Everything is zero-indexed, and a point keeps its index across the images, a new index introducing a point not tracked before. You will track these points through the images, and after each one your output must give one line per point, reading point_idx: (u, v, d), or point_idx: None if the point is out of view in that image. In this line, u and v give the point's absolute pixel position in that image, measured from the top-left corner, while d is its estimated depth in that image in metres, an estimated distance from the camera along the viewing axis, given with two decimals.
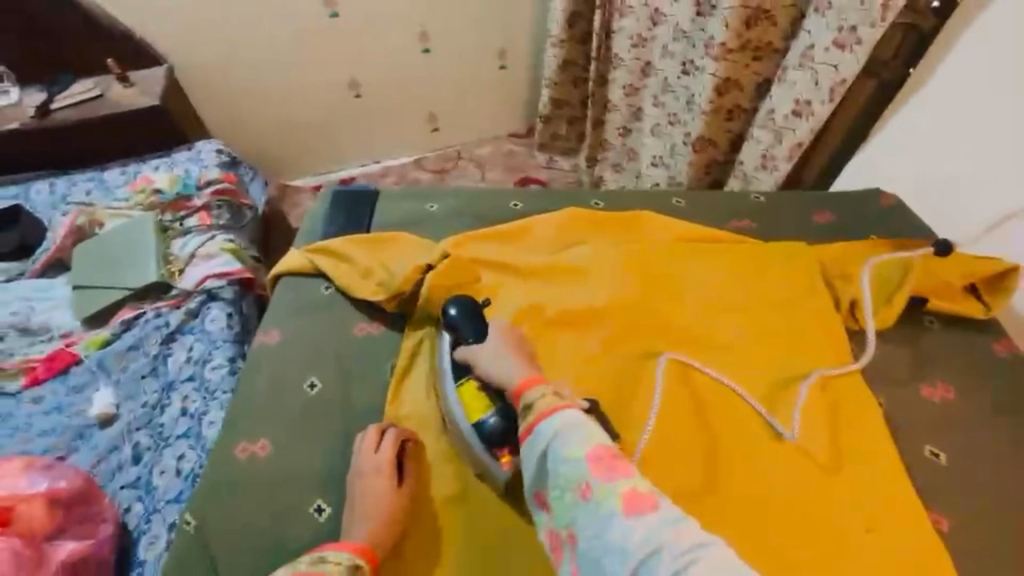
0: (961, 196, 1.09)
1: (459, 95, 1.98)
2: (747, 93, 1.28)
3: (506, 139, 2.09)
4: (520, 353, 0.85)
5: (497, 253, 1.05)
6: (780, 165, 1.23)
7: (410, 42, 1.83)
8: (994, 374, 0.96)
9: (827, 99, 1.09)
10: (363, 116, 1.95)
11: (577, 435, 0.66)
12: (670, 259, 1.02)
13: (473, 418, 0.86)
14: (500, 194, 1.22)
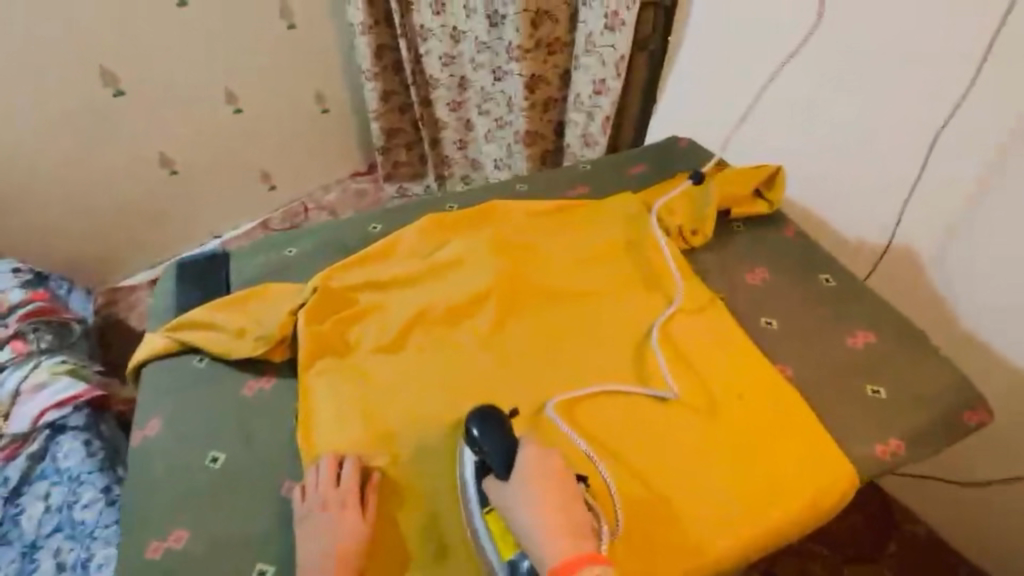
0: (720, 112, 1.31)
1: (286, 152, 2.14)
2: (554, 85, 1.86)
3: (350, 179, 2.32)
4: (567, 514, 0.68)
5: (367, 274, 1.00)
6: (598, 138, 1.72)
7: (218, 103, 1.94)
8: (798, 253, 1.06)
9: (615, 74, 1.57)
10: (185, 191, 2.01)
11: None
12: (527, 237, 1.05)
13: (505, 556, 0.70)
14: (360, 220, 1.14)
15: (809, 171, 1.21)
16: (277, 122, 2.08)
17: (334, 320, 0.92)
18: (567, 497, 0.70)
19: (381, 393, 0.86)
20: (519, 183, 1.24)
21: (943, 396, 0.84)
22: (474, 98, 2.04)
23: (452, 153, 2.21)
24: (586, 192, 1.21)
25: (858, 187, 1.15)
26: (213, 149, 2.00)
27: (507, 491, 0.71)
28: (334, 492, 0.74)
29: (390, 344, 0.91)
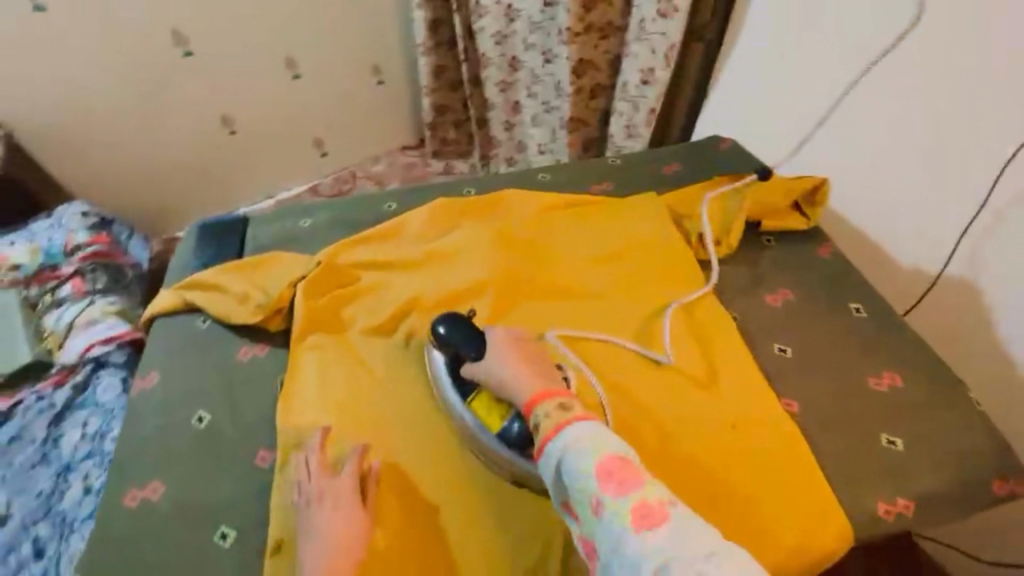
0: (776, 123, 1.22)
1: (339, 121, 2.16)
2: (603, 71, 1.78)
3: (399, 151, 2.31)
4: (529, 363, 0.74)
5: (372, 253, 1.00)
6: (642, 130, 1.62)
7: (279, 69, 1.99)
8: (831, 276, 0.96)
9: (664, 64, 1.48)
10: (240, 151, 2.08)
11: (583, 450, 0.60)
12: (537, 229, 1.01)
13: (494, 427, 0.75)
14: (376, 198, 1.15)
15: (865, 184, 1.09)
16: (332, 91, 2.10)
17: (331, 296, 0.93)
18: (528, 354, 0.76)
19: (366, 373, 0.86)
20: (542, 173, 1.20)
21: (970, 460, 0.74)
22: (524, 80, 1.97)
23: (499, 134, 2.15)
24: (608, 189, 1.16)
25: (918, 206, 1.03)
26: (270, 115, 2.05)
27: (479, 367, 0.76)
28: (327, 486, 0.72)
29: (383, 325, 0.91)
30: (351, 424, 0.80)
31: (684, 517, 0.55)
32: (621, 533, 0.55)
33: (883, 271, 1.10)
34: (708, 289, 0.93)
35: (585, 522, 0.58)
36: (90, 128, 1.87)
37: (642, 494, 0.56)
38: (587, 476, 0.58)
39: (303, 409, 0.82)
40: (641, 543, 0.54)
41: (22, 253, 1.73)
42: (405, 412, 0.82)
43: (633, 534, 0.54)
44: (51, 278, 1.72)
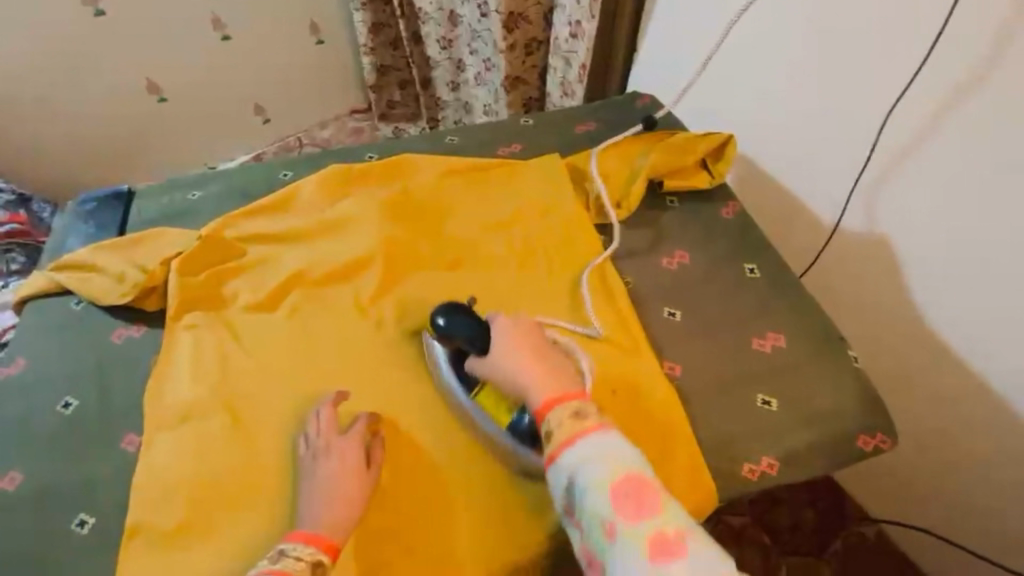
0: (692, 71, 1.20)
1: (279, 84, 1.98)
2: (536, 27, 1.65)
3: (347, 115, 2.11)
4: (542, 359, 0.71)
5: (259, 226, 0.95)
6: (575, 87, 1.53)
7: (205, 30, 1.81)
8: (733, 236, 0.94)
9: (590, 16, 1.40)
10: (171, 121, 1.89)
11: (598, 467, 0.61)
12: (435, 196, 0.97)
13: (504, 420, 0.76)
14: (272, 166, 1.09)
15: (770, 140, 1.10)
16: (266, 50, 1.91)
17: (210, 273, 0.89)
18: (541, 347, 0.73)
19: (244, 351, 0.83)
20: (450, 135, 1.14)
21: (838, 418, 0.75)
22: (462, 37, 1.81)
23: (445, 95, 1.99)
24: (517, 151, 1.11)
25: (816, 160, 1.04)
26: (198, 82, 1.87)
27: (486, 363, 0.74)
28: (335, 442, 0.73)
29: (265, 302, 0.87)
30: (222, 403, 0.78)
31: (697, 551, 0.57)
32: (633, 562, 0.57)
33: (787, 232, 1.14)
34: (601, 254, 0.90)
35: (592, 540, 0.60)
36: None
37: (659, 523, 0.58)
38: (600, 497, 0.60)
39: (173, 390, 0.79)
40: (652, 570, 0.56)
41: None
42: (280, 389, 0.80)
43: (647, 563, 0.56)
44: None
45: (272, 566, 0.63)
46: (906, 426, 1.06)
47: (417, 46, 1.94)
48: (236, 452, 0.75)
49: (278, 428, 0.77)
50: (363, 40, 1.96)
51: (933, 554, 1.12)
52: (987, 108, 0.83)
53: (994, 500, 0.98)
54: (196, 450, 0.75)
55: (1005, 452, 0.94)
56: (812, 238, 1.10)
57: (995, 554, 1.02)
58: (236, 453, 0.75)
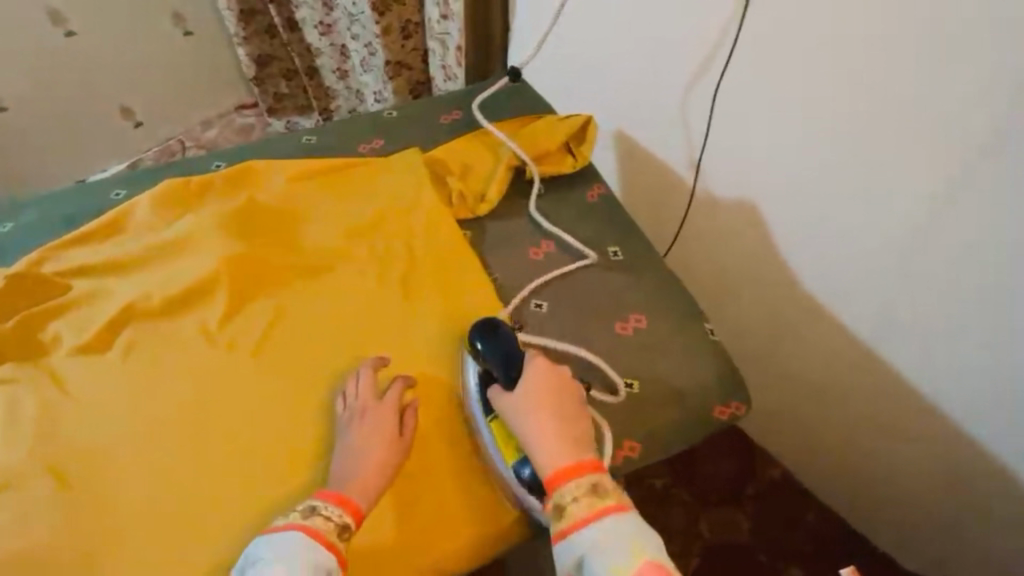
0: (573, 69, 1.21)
1: (143, 82, 1.77)
2: (410, 8, 1.51)
3: (235, 112, 1.93)
4: (571, 423, 0.69)
5: (87, 256, 0.85)
6: (455, 71, 1.40)
7: (42, 27, 1.57)
8: (599, 221, 0.94)
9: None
10: (18, 132, 1.65)
11: (619, 549, 0.61)
12: (286, 204, 0.90)
13: (508, 462, 0.71)
14: (103, 185, 0.98)
15: (627, 107, 1.15)
16: (122, 45, 1.70)
17: (23, 316, 0.79)
18: (575, 412, 0.70)
19: (117, 393, 0.75)
20: (308, 135, 1.07)
21: (694, 390, 0.78)
22: (342, 24, 1.64)
23: (334, 83, 1.82)
24: (379, 147, 1.05)
25: (672, 129, 1.09)
26: (40, 85, 1.62)
27: (513, 403, 0.71)
28: (374, 405, 0.73)
29: (93, 343, 0.78)
30: (161, 459, 0.72)
31: None
32: None
33: (653, 198, 1.21)
34: (466, 251, 0.88)
35: None
36: None
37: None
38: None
39: (110, 449, 0.72)
40: None
41: None
42: (196, 432, 0.74)
43: None
44: None
45: (304, 521, 0.65)
46: (796, 375, 1.15)
47: (295, 33, 1.75)
48: (171, 505, 0.69)
49: (194, 491, 0.70)
50: (234, 30, 1.76)
51: (827, 482, 1.23)
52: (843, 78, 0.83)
53: (852, 422, 1.10)
54: (133, 504, 0.69)
55: (856, 385, 1.05)
56: (670, 202, 1.18)
57: (873, 479, 1.13)
58: (144, 526, 0.68)
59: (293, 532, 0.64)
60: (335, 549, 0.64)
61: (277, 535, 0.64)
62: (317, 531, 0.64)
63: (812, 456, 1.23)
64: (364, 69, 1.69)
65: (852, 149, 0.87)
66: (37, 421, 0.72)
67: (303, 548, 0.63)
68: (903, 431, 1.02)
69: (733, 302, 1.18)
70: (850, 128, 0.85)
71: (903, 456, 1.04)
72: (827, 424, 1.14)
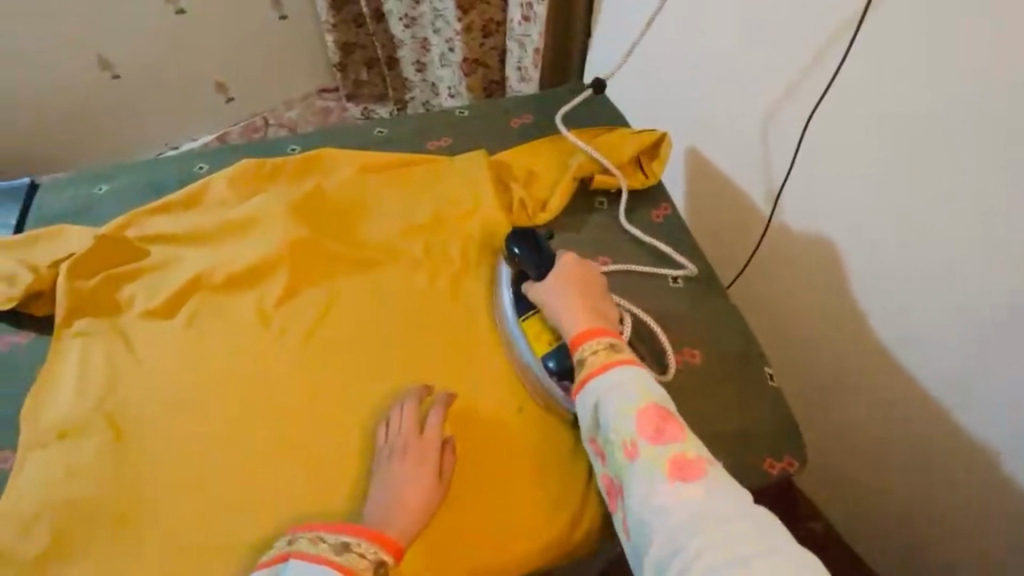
0: (652, 76, 1.16)
1: (239, 61, 1.88)
2: (493, 7, 1.51)
3: (317, 95, 2.03)
4: (589, 297, 0.74)
5: (165, 225, 0.90)
6: (531, 74, 1.38)
7: (157, 4, 1.68)
8: (660, 244, 0.90)
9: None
10: (125, 100, 1.78)
11: (626, 391, 0.66)
12: (350, 193, 0.92)
13: (539, 353, 0.76)
14: (187, 158, 1.04)
15: (706, 125, 1.09)
16: (224, 25, 1.80)
17: (103, 276, 0.84)
18: (594, 291, 0.76)
19: (139, 409, 0.76)
20: (378, 126, 1.09)
21: (744, 436, 0.73)
22: (426, 18, 1.66)
23: (411, 76, 1.85)
24: (446, 145, 1.05)
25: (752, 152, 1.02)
26: (150, 56, 1.75)
27: (539, 288, 0.76)
28: (415, 442, 0.71)
29: (160, 309, 0.83)
30: (191, 483, 0.72)
31: (718, 479, 0.60)
32: (655, 479, 0.61)
33: (719, 222, 1.15)
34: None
35: (618, 465, 0.65)
36: None
37: (682, 447, 0.62)
38: (626, 419, 0.65)
39: (140, 471, 0.72)
40: (671, 491, 0.60)
41: None
42: (235, 425, 0.75)
43: (667, 484, 0.60)
44: None
45: (338, 557, 0.62)
46: (854, 432, 1.05)
47: (381, 24, 1.79)
48: (200, 530, 0.69)
49: (225, 478, 0.72)
50: (325, 18, 1.82)
51: (878, 554, 1.13)
52: (965, 118, 0.74)
53: (918, 495, 0.99)
54: (162, 527, 0.69)
55: (930, 458, 0.94)
56: (738, 228, 1.11)
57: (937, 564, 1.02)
58: (178, 499, 0.71)
59: (322, 569, 0.61)
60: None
61: (306, 566, 0.61)
62: (349, 569, 0.61)
63: (865, 524, 1.12)
64: (442, 63, 1.71)
65: (960, 199, 0.77)
66: (103, 376, 0.77)
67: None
68: (981, 516, 0.90)
69: (795, 344, 1.10)
70: (970, 179, 0.75)
71: (977, 542, 0.93)
72: (888, 494, 1.04)
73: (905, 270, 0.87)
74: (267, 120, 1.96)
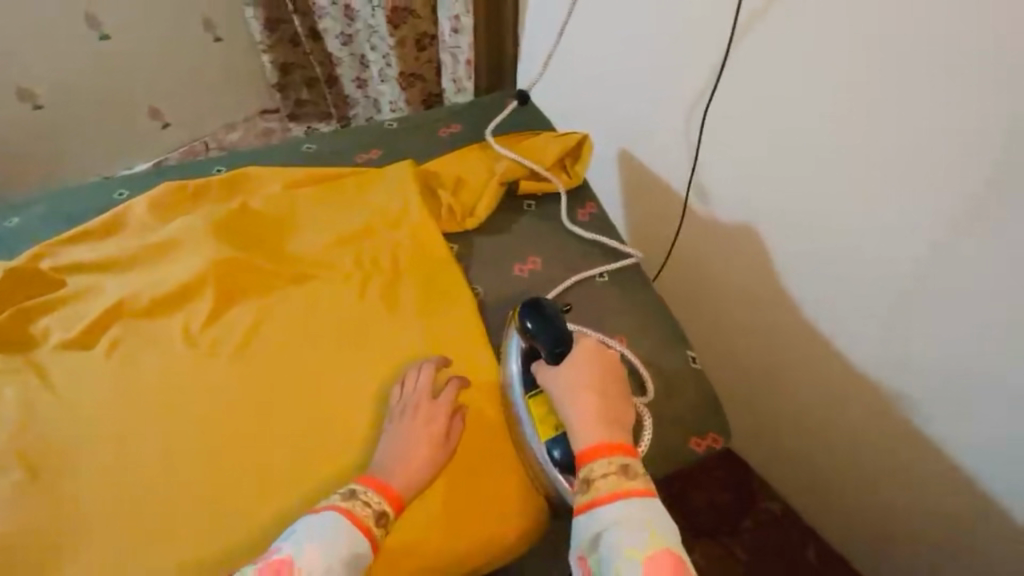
0: (577, 80, 1.21)
1: (171, 84, 1.83)
2: (424, 20, 1.53)
3: (258, 117, 1.98)
4: (611, 407, 0.69)
5: (84, 252, 0.88)
6: (465, 83, 1.40)
7: (78, 30, 1.63)
8: (588, 240, 0.93)
9: (466, 10, 1.27)
10: (49, 130, 1.72)
11: (637, 532, 0.61)
12: (279, 206, 0.92)
13: (543, 439, 0.72)
14: (108, 185, 1.02)
15: (632, 126, 1.14)
16: (151, 49, 1.75)
17: (15, 308, 0.81)
18: (611, 392, 0.70)
19: (101, 408, 0.75)
20: (308, 142, 1.09)
21: (674, 416, 0.76)
22: (360, 35, 1.67)
23: (352, 92, 1.86)
24: (376, 156, 1.06)
25: (672, 146, 1.08)
26: (74, 85, 1.69)
27: (556, 378, 0.71)
28: (428, 404, 0.73)
29: (79, 338, 0.80)
30: (187, 454, 0.73)
31: None
32: None
33: (649, 217, 1.20)
34: (448, 263, 0.88)
35: None
36: None
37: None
38: (629, 563, 0.59)
39: (138, 437, 0.74)
40: None
41: None
42: (166, 435, 0.74)
43: None
44: None
45: (345, 502, 0.66)
46: (788, 405, 1.12)
47: (317, 43, 1.78)
48: (192, 501, 0.70)
49: (153, 488, 0.71)
50: (260, 38, 1.80)
51: (820, 518, 1.20)
52: (851, 107, 0.80)
53: (851, 457, 1.05)
54: (156, 493, 0.71)
55: (859, 421, 1.01)
56: (664, 221, 1.17)
57: (871, 521, 1.09)
58: (98, 512, 0.69)
59: (331, 513, 0.65)
60: (369, 532, 0.65)
61: (317, 514, 0.65)
62: (355, 520, 0.65)
63: (807, 491, 1.19)
64: (381, 79, 1.70)
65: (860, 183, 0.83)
66: (17, 412, 0.74)
67: (338, 530, 0.63)
68: (908, 470, 0.97)
69: (729, 329, 1.15)
70: (867, 165, 0.81)
71: (900, 496, 1.00)
72: (823, 461, 1.11)
73: (815, 249, 0.94)
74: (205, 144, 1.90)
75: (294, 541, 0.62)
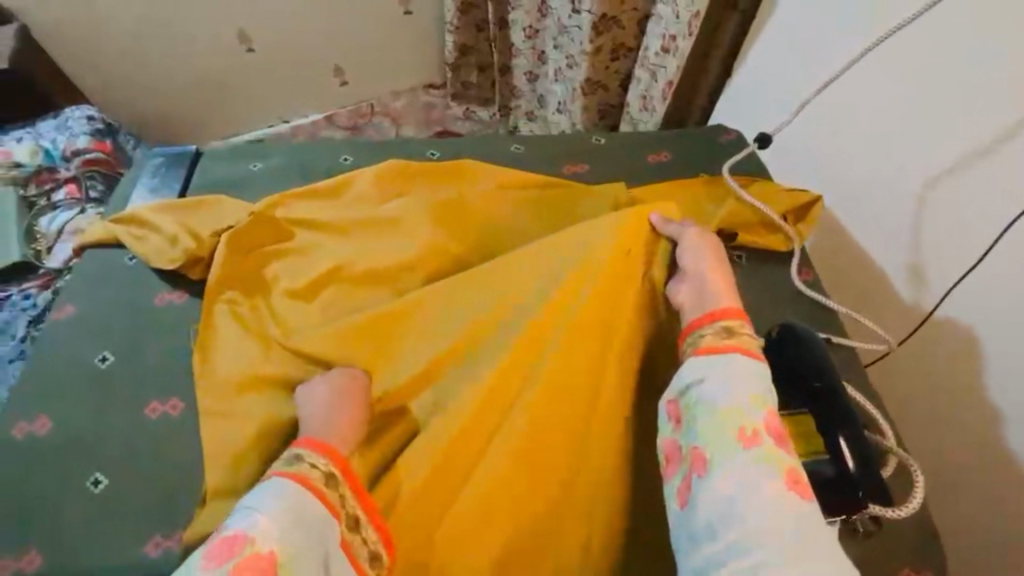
0: (807, 130, 1.08)
1: (364, 50, 1.95)
2: (629, 32, 1.48)
3: (423, 89, 2.03)
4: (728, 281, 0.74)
5: (314, 211, 0.95)
6: (657, 104, 1.33)
7: None
8: (797, 308, 0.87)
9: (687, 33, 1.18)
10: (256, 73, 1.91)
11: (755, 384, 0.61)
12: (492, 203, 0.94)
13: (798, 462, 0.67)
14: (334, 148, 1.10)
15: (854, 193, 1.01)
16: (354, 14, 1.87)
17: (256, 253, 0.90)
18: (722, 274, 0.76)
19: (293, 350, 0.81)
20: (516, 142, 1.10)
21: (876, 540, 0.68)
22: (550, 29, 1.62)
23: (522, 85, 1.83)
24: (583, 171, 1.05)
25: (900, 227, 0.95)
26: (287, 37, 1.86)
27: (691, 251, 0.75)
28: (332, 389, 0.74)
29: (301, 291, 0.87)
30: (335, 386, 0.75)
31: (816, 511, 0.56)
32: (765, 473, 0.55)
33: (855, 291, 1.05)
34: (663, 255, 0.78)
35: (719, 441, 0.58)
36: (97, 28, 1.75)
37: (793, 460, 0.57)
38: (750, 407, 0.59)
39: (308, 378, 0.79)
40: (779, 495, 0.54)
41: (23, 150, 1.56)
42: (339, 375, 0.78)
43: (778, 484, 0.55)
44: (49, 181, 1.54)
45: (285, 467, 0.62)
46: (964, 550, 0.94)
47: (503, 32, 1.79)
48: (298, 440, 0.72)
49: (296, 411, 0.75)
50: (450, 18, 1.83)
51: None
52: None
53: None
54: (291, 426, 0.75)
55: None
56: (861, 297, 1.04)
57: None
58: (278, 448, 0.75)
59: (280, 479, 0.61)
60: (322, 491, 0.61)
61: (266, 482, 0.60)
62: (299, 473, 0.62)
63: None
64: (556, 77, 1.66)
65: None
66: (247, 348, 0.83)
67: (274, 490, 0.59)
68: None
69: None
70: None
71: None
72: None
73: None
74: (372, 105, 1.96)
75: (245, 515, 0.57)
